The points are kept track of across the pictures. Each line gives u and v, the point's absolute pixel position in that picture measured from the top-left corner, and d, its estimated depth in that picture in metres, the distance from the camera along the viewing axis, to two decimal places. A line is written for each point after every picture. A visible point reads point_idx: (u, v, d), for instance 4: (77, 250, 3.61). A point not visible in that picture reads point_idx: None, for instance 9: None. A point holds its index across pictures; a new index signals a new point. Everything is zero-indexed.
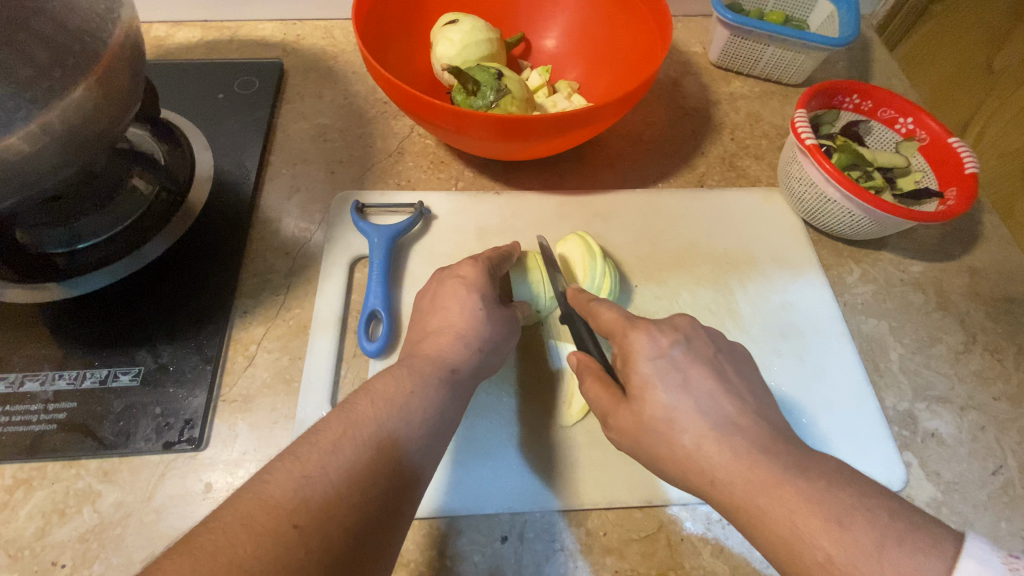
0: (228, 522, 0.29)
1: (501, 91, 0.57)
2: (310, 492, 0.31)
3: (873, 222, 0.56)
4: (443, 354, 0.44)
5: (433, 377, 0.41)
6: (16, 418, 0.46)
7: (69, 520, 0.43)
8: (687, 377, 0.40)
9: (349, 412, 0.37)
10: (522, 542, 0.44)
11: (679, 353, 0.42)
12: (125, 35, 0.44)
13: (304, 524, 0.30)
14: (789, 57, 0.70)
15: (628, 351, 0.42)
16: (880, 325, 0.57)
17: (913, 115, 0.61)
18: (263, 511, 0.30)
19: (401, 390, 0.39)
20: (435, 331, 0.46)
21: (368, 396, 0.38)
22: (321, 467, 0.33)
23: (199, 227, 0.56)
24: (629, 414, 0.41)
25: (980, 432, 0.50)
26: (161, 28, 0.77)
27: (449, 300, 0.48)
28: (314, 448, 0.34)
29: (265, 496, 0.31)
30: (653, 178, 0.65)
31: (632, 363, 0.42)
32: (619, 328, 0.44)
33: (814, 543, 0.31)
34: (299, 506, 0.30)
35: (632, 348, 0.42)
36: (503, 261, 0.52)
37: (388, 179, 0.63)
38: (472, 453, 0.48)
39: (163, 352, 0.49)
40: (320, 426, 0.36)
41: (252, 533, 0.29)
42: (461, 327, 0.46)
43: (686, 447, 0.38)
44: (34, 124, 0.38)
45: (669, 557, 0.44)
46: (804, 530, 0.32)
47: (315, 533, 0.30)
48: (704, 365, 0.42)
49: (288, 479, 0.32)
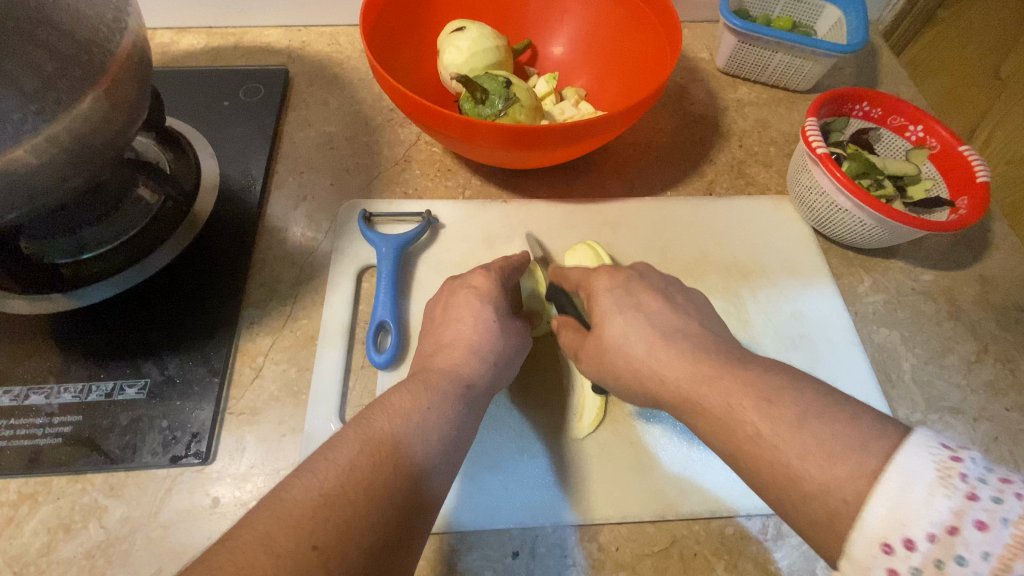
0: (245, 541, 0.29)
1: (510, 99, 0.57)
2: (330, 510, 0.31)
3: (885, 231, 0.55)
4: (457, 368, 0.43)
5: (446, 391, 0.41)
6: (21, 432, 0.45)
7: (75, 536, 0.42)
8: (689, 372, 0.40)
9: (366, 426, 0.36)
10: (533, 558, 0.44)
11: None
12: (132, 45, 0.43)
13: (324, 544, 0.29)
14: (797, 63, 0.70)
15: (591, 291, 0.46)
16: (891, 334, 0.57)
17: (923, 122, 0.61)
18: (282, 531, 0.29)
19: (416, 406, 0.39)
20: (449, 344, 0.45)
21: (383, 410, 0.38)
22: (340, 485, 0.32)
23: (205, 237, 0.56)
24: (593, 342, 0.44)
25: (993, 444, 0.50)
26: (165, 34, 0.77)
27: (462, 312, 0.47)
28: (330, 464, 0.33)
29: (281, 514, 0.30)
30: (662, 186, 0.65)
31: (593, 296, 0.46)
32: (582, 279, 0.48)
33: (745, 419, 0.33)
34: (318, 526, 0.30)
35: (594, 285, 0.46)
36: (513, 271, 0.52)
37: (395, 188, 0.63)
38: (482, 465, 0.47)
39: (169, 364, 0.49)
40: (335, 441, 0.35)
41: (270, 553, 0.28)
42: (474, 340, 0.45)
43: (639, 355, 0.41)
44: (41, 136, 0.38)
45: (682, 572, 0.43)
46: (738, 409, 0.34)
47: (335, 555, 0.29)
48: (654, 292, 0.45)
49: (306, 496, 0.31)
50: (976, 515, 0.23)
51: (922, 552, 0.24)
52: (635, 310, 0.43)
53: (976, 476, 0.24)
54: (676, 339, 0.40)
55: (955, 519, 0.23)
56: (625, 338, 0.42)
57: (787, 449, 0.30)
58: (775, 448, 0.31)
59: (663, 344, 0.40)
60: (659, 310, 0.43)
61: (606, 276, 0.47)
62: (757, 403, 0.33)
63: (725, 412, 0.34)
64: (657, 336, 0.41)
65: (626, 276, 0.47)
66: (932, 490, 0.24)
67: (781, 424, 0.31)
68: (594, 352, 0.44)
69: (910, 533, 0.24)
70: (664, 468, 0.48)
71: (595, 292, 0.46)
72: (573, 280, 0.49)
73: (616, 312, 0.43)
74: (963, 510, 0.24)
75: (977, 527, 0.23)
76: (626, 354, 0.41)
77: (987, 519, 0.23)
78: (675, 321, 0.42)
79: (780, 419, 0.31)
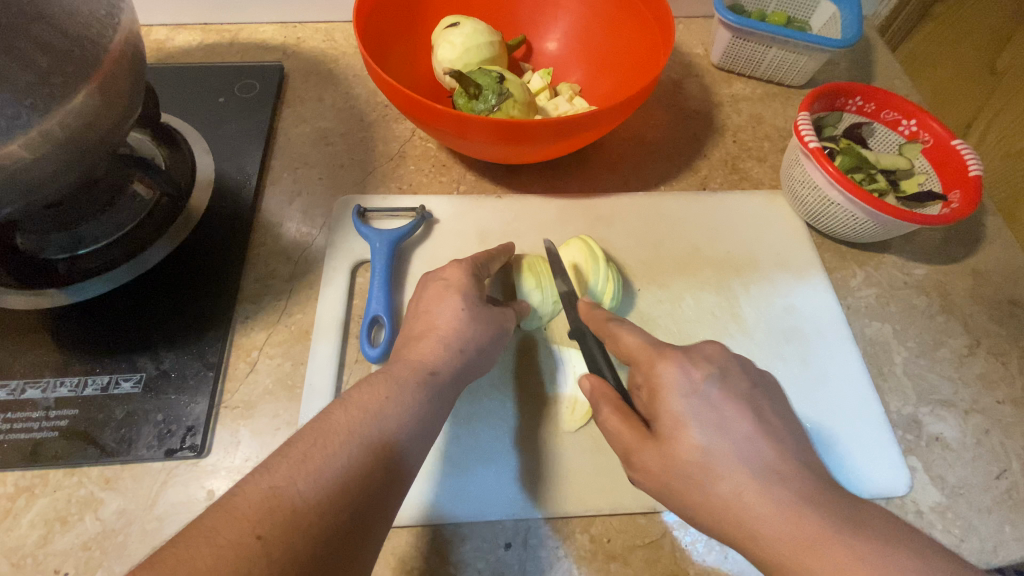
0: (195, 535, 0.30)
1: (503, 94, 0.57)
2: (277, 502, 0.31)
3: (877, 224, 0.56)
4: (424, 358, 0.44)
5: (411, 383, 0.41)
6: (18, 426, 0.46)
7: (71, 528, 0.43)
8: (733, 425, 0.38)
9: (323, 422, 0.37)
10: (526, 549, 0.44)
11: (714, 391, 0.40)
12: (125, 40, 0.44)
13: (266, 535, 0.30)
14: (791, 58, 0.70)
15: (657, 383, 0.41)
16: (883, 328, 0.57)
17: (916, 117, 0.61)
18: (227, 524, 0.30)
19: (377, 398, 0.39)
20: (420, 335, 0.46)
21: (343, 406, 0.38)
22: (289, 477, 0.33)
23: (201, 232, 0.56)
24: (659, 454, 0.39)
25: (984, 436, 0.50)
26: (161, 31, 0.77)
27: (432, 304, 0.47)
28: (284, 459, 0.34)
29: (230, 509, 0.31)
30: (656, 181, 0.65)
31: (661, 397, 0.40)
32: (645, 356, 0.42)
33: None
34: (264, 517, 0.30)
35: (660, 378, 0.41)
36: (491, 261, 0.52)
37: (389, 183, 0.63)
38: (472, 458, 0.47)
39: (164, 359, 0.49)
40: (293, 438, 0.36)
41: (213, 545, 0.29)
42: (445, 329, 0.45)
43: (722, 492, 0.36)
44: (33, 130, 0.38)
45: (673, 563, 0.44)
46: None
47: (279, 545, 0.30)
48: (741, 404, 0.40)
49: (256, 491, 0.32)
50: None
51: None
52: (716, 424, 0.38)
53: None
54: (769, 476, 0.36)
55: None
56: (706, 461, 0.37)
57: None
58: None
59: (756, 485, 0.36)
60: (748, 433, 0.38)
61: (677, 369, 0.41)
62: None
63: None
64: (748, 472, 0.36)
65: (705, 373, 0.41)
66: None
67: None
68: (660, 465, 0.39)
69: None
70: None
71: (666, 393, 0.40)
72: (627, 348, 0.44)
73: (693, 424, 0.39)
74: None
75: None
76: (705, 483, 0.37)
77: None
78: (767, 451, 0.38)
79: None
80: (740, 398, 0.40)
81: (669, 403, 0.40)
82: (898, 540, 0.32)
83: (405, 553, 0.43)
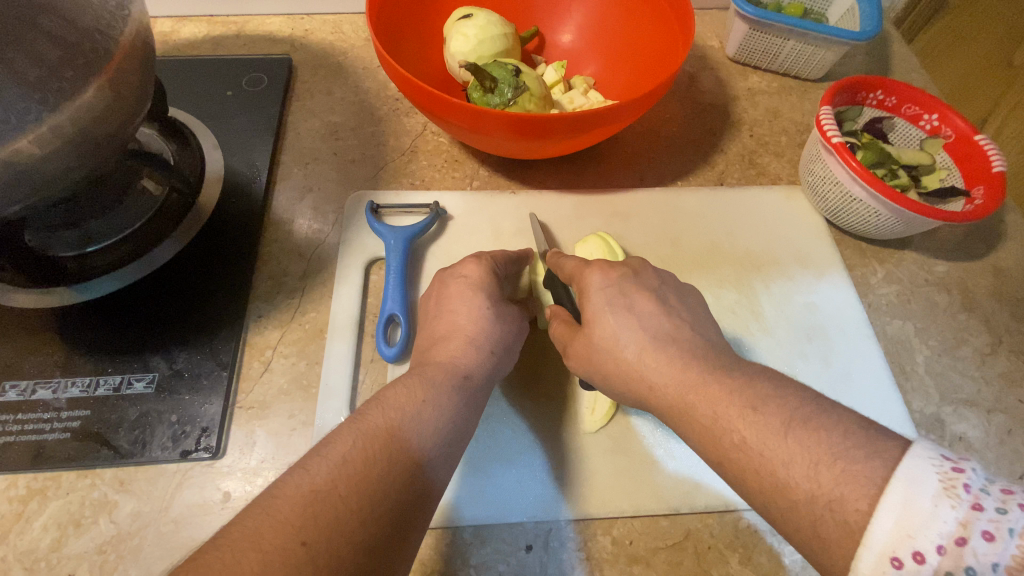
0: (236, 538, 0.29)
1: (519, 88, 0.56)
2: (320, 505, 0.31)
3: (899, 221, 0.55)
4: (454, 360, 0.43)
5: (445, 384, 0.41)
6: (29, 427, 0.45)
7: (85, 531, 0.42)
8: (641, 305, 0.41)
9: (361, 422, 0.36)
10: (547, 551, 0.43)
11: (627, 282, 0.43)
12: (135, 32, 0.42)
13: (312, 541, 0.29)
14: (809, 51, 0.68)
15: (583, 284, 0.44)
16: (905, 326, 0.56)
17: (939, 111, 0.60)
18: (270, 529, 0.29)
19: (411, 399, 0.39)
20: (444, 337, 0.45)
21: (379, 407, 0.38)
22: (330, 481, 0.32)
23: (212, 227, 0.55)
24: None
25: (1007, 436, 0.50)
26: (166, 23, 0.75)
27: (455, 304, 0.46)
28: (323, 460, 0.34)
29: (270, 512, 0.31)
30: (672, 176, 0.64)
31: (585, 293, 0.43)
32: (580, 267, 0.45)
33: (731, 428, 0.33)
34: (308, 522, 0.30)
35: (586, 280, 0.44)
36: (510, 263, 0.51)
37: (401, 179, 0.62)
38: (492, 459, 0.47)
39: (177, 358, 0.48)
40: (330, 438, 0.35)
41: (259, 550, 0.28)
42: (470, 331, 0.45)
43: (628, 359, 0.39)
44: (45, 126, 0.37)
45: (696, 565, 0.43)
46: (725, 419, 0.33)
47: (324, 552, 0.29)
48: (649, 293, 0.42)
49: (295, 493, 0.32)
50: (983, 526, 0.23)
51: (932, 564, 0.24)
52: (627, 310, 0.41)
53: (978, 486, 0.24)
54: (665, 344, 0.39)
55: (962, 529, 0.23)
56: (615, 337, 0.40)
57: (769, 448, 0.30)
58: (760, 454, 0.31)
59: (655, 348, 0.39)
60: (652, 313, 0.41)
61: (599, 271, 0.44)
62: (744, 410, 0.32)
63: (714, 430, 0.33)
64: (647, 339, 0.39)
65: (621, 272, 0.44)
66: (935, 500, 0.24)
67: (767, 432, 0.31)
68: (582, 349, 0.43)
69: (919, 546, 0.24)
70: (666, 465, 0.47)
71: (587, 289, 0.43)
72: (568, 269, 0.46)
73: (607, 310, 0.41)
74: (969, 521, 0.23)
75: (984, 538, 0.23)
76: (615, 356, 0.40)
77: (993, 529, 0.23)
78: (668, 325, 0.40)
79: (766, 427, 0.31)
80: (652, 289, 0.43)
81: (589, 295, 0.43)
82: (778, 387, 0.33)
83: (425, 556, 0.43)
